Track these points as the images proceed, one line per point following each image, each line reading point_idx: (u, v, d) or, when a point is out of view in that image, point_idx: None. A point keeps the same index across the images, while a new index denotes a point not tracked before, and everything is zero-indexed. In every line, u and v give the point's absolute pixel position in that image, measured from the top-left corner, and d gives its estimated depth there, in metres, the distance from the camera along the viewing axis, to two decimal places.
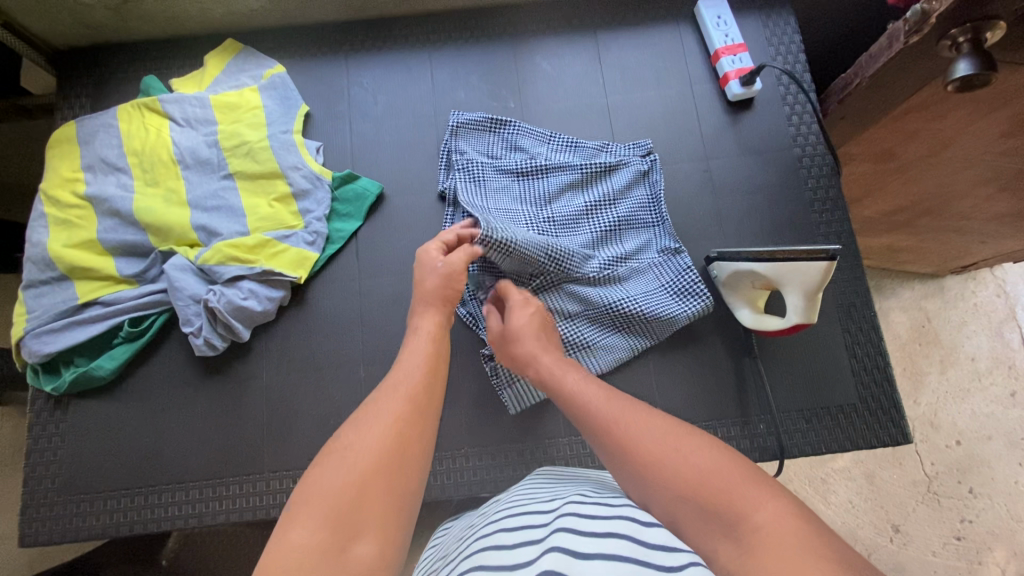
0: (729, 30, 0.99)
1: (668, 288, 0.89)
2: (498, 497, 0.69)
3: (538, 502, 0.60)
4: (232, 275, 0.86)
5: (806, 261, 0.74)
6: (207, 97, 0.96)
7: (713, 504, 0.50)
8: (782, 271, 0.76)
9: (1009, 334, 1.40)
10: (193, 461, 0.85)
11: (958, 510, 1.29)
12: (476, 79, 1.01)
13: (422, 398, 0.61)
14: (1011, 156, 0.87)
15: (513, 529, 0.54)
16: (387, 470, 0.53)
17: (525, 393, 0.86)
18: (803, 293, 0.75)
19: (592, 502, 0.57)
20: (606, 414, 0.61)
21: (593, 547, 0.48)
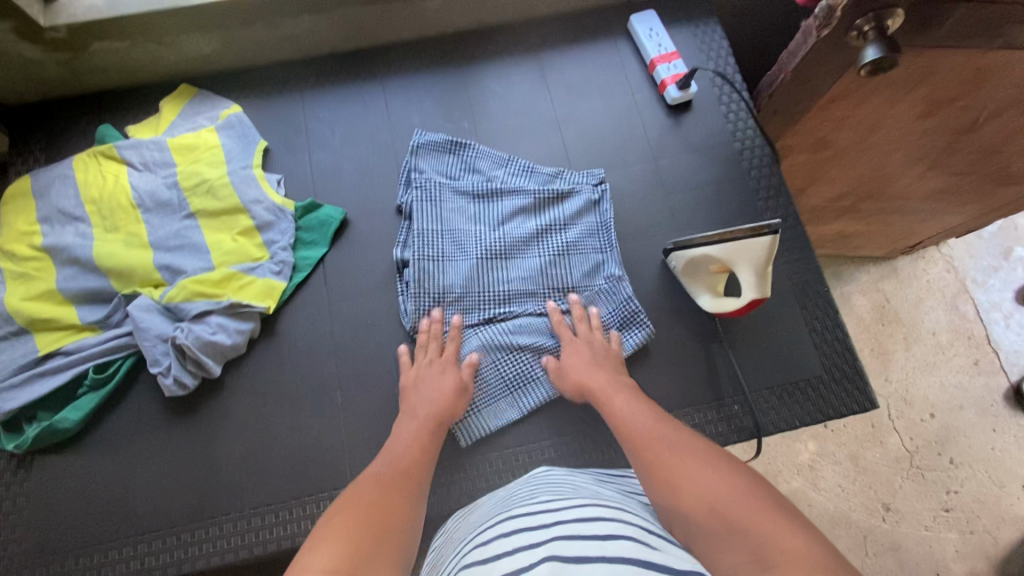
0: (661, 40, 1.07)
1: (611, 316, 0.91)
2: (501, 495, 0.71)
3: (535, 504, 0.60)
4: (199, 311, 0.85)
5: (751, 238, 0.78)
6: (165, 141, 0.97)
7: (738, 521, 0.50)
8: (732, 250, 0.80)
9: (963, 306, 1.47)
10: (170, 506, 0.83)
11: (943, 482, 1.33)
12: (430, 103, 1.05)
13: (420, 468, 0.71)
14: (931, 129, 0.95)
15: (512, 533, 0.54)
16: (400, 512, 0.60)
17: (474, 422, 0.85)
18: (754, 268, 0.79)
19: (590, 505, 0.57)
20: (653, 435, 0.67)
21: (594, 550, 0.48)
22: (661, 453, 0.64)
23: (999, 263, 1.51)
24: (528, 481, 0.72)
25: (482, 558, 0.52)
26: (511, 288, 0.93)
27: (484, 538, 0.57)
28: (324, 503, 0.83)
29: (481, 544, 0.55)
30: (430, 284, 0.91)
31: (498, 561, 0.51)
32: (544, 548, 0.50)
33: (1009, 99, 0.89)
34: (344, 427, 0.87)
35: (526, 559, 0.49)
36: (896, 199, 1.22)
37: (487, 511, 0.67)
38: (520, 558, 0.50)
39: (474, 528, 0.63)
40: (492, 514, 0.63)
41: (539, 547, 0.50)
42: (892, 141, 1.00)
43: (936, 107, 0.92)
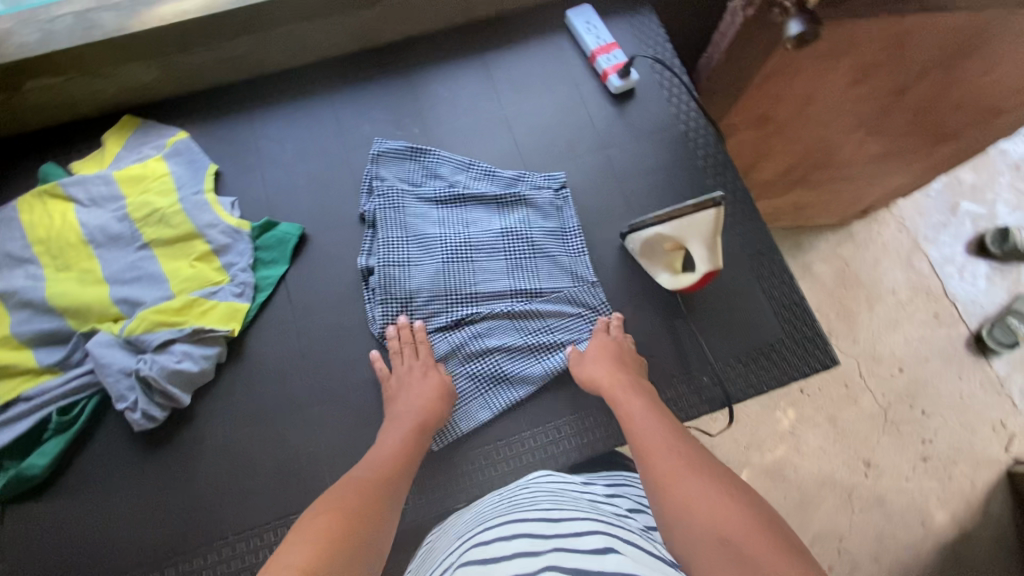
0: (599, 32, 1.09)
1: (582, 313, 0.93)
2: (494, 500, 0.72)
3: (535, 512, 0.62)
4: (162, 341, 0.84)
5: (695, 213, 0.82)
6: (111, 174, 0.96)
7: (745, 551, 0.51)
8: (680, 227, 0.85)
9: (918, 263, 1.54)
10: (150, 542, 0.81)
11: (918, 433, 1.38)
12: (379, 112, 1.05)
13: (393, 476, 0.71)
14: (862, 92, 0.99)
15: (512, 537, 0.56)
16: (374, 521, 0.61)
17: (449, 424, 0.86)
18: (704, 241, 0.83)
19: (588, 518, 0.59)
20: (665, 447, 0.67)
21: (593, 564, 0.50)
22: (672, 467, 0.64)
23: (947, 218, 1.58)
24: (520, 488, 0.74)
25: (479, 559, 0.54)
26: (479, 290, 0.93)
27: (481, 538, 0.59)
28: None
29: (478, 544, 0.57)
30: (396, 289, 0.91)
31: (496, 564, 0.52)
32: (544, 557, 0.52)
33: (929, 61, 0.95)
34: (324, 443, 0.86)
35: (526, 564, 0.51)
36: (843, 166, 1.27)
37: (480, 515, 0.68)
38: (520, 562, 0.52)
39: (467, 529, 0.65)
40: (487, 518, 0.65)
41: (538, 555, 0.52)
42: (828, 109, 1.04)
43: (864, 75, 0.96)
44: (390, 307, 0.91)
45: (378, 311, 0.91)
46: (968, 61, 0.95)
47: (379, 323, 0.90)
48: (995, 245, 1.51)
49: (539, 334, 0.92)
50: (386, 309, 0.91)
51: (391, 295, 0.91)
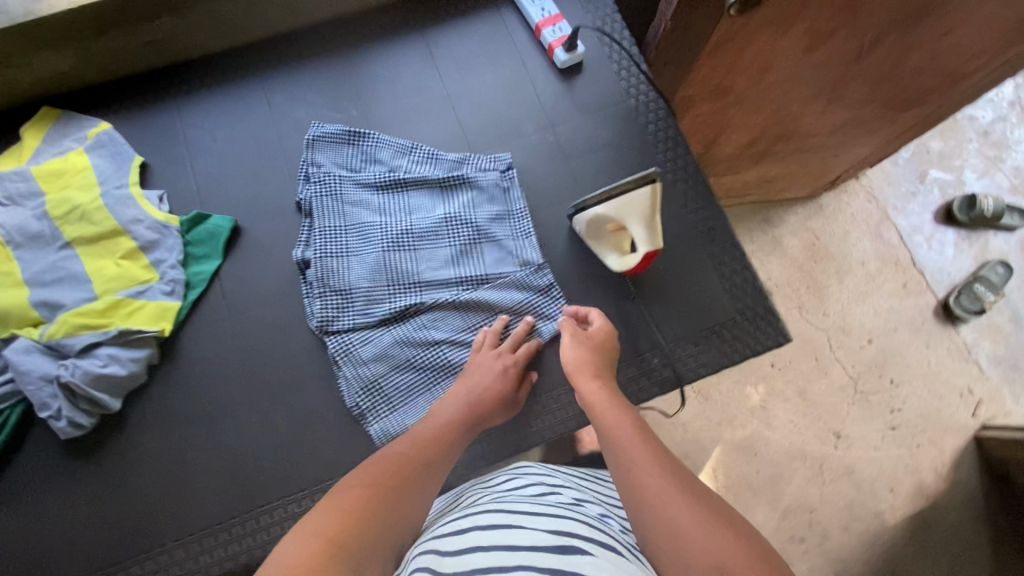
0: (544, 4, 1.04)
1: (531, 299, 0.90)
2: (487, 486, 0.71)
3: (524, 503, 0.61)
4: (85, 344, 0.80)
5: (636, 189, 0.84)
6: (29, 170, 0.90)
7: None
8: (621, 206, 0.85)
9: (887, 233, 1.53)
10: (84, 552, 0.78)
11: (887, 403, 1.39)
12: (316, 95, 1.00)
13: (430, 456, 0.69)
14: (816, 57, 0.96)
15: (492, 528, 0.55)
16: (398, 505, 0.60)
17: (389, 421, 0.84)
18: (643, 220, 0.85)
19: (576, 518, 0.58)
20: (649, 463, 0.61)
21: (571, 567, 0.49)
22: (660, 488, 0.58)
23: (915, 188, 1.56)
24: (507, 474, 0.73)
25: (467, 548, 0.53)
26: (423, 280, 0.90)
27: (461, 527, 0.58)
28: (250, 522, 0.80)
29: (459, 531, 0.57)
30: (334, 281, 0.88)
31: (474, 554, 0.52)
32: (520, 554, 0.51)
33: (884, 24, 0.91)
34: (264, 442, 0.83)
35: (502, 559, 0.51)
36: (806, 137, 1.25)
37: (470, 498, 0.68)
38: (498, 556, 0.51)
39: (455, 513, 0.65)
40: (475, 505, 0.65)
41: (515, 551, 0.51)
42: (783, 78, 1.01)
43: (818, 41, 0.93)
44: (328, 301, 0.87)
45: (315, 303, 0.87)
46: (922, 24, 0.92)
47: (316, 317, 0.87)
48: (963, 213, 1.50)
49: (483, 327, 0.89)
50: (324, 302, 0.87)
51: (328, 287, 0.88)
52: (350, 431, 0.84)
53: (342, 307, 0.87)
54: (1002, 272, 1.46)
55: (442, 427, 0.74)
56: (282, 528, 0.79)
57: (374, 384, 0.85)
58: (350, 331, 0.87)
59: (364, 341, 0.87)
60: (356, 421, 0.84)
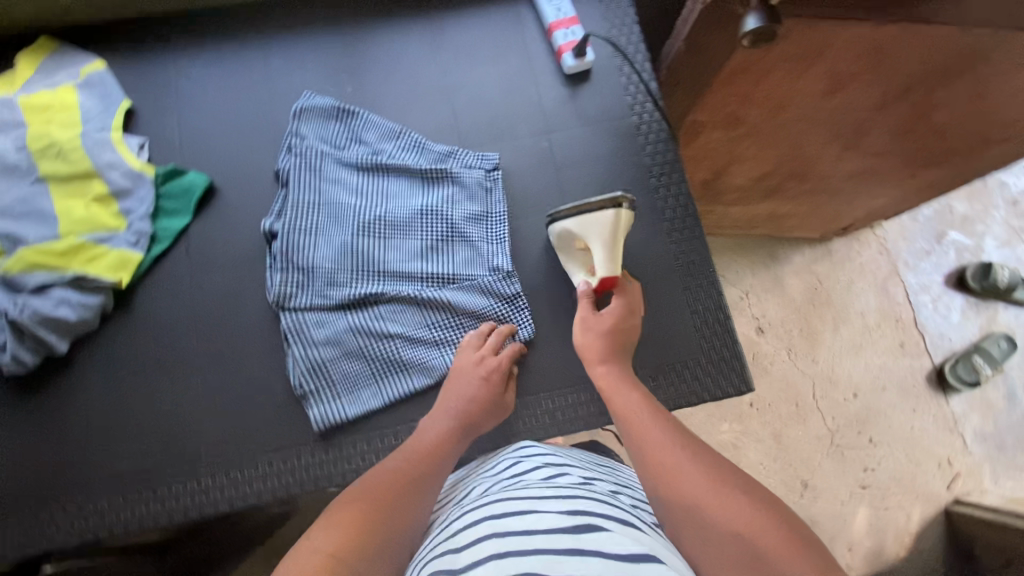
0: (560, 4, 1.01)
1: (494, 306, 0.88)
2: (486, 478, 0.69)
3: (532, 487, 0.60)
4: (39, 283, 0.79)
5: (603, 210, 0.82)
6: (14, 98, 0.88)
7: (763, 554, 0.48)
8: (585, 224, 0.83)
9: (893, 289, 1.47)
10: (13, 486, 0.79)
11: (861, 460, 1.35)
12: (314, 65, 0.98)
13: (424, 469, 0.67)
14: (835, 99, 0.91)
15: (504, 516, 0.54)
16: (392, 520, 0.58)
17: (330, 408, 0.82)
18: (604, 243, 0.82)
19: (587, 497, 0.57)
20: (662, 441, 0.62)
21: (591, 544, 0.48)
22: (677, 462, 0.59)
23: (931, 246, 1.50)
24: (511, 457, 0.72)
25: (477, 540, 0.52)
26: (388, 269, 0.88)
27: (470, 520, 0.57)
28: (176, 485, 0.80)
29: (470, 524, 0.55)
30: (298, 258, 0.86)
31: (488, 543, 0.51)
32: (538, 536, 0.50)
33: (908, 78, 0.86)
34: (203, 408, 0.83)
35: (519, 543, 0.49)
36: (820, 179, 1.20)
37: (474, 490, 0.67)
38: (515, 541, 0.50)
39: (460, 507, 0.64)
40: (483, 494, 0.63)
41: (531, 535, 0.50)
42: (797, 117, 0.97)
43: (839, 85, 0.88)
44: (288, 276, 0.85)
45: (275, 277, 0.86)
46: (949, 83, 0.87)
47: (273, 291, 0.85)
48: (976, 281, 1.45)
49: (441, 327, 0.87)
50: (284, 276, 0.85)
51: (291, 263, 0.86)
52: (292, 409, 0.83)
53: (301, 285, 0.86)
54: (1005, 346, 1.40)
55: (432, 439, 0.71)
56: (206, 496, 0.79)
57: (321, 367, 0.83)
58: (306, 310, 0.85)
59: (318, 323, 0.85)
60: (299, 401, 0.83)
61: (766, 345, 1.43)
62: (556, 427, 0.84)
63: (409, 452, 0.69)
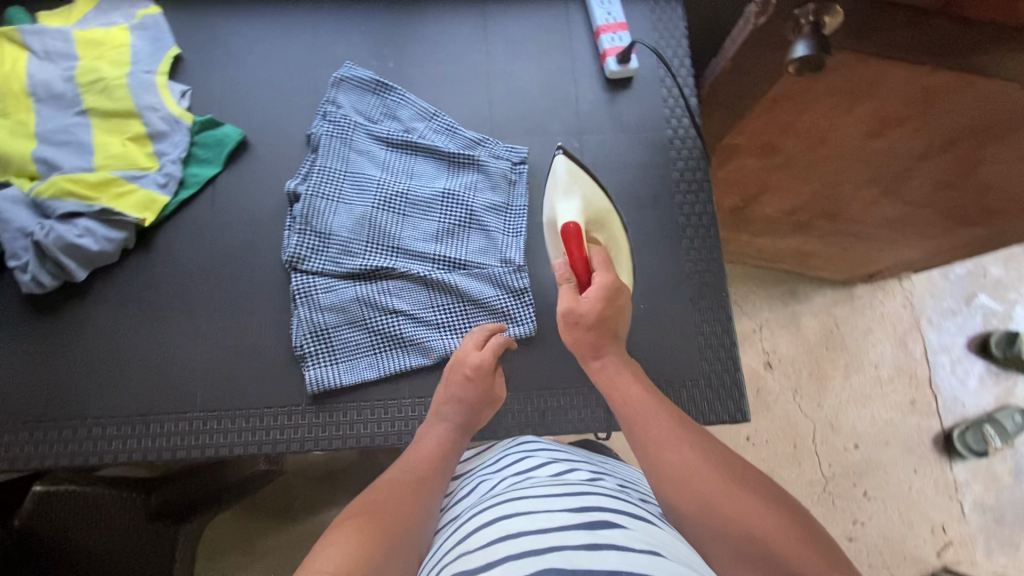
0: (612, 8, 1.00)
1: (501, 298, 0.88)
2: (490, 475, 0.69)
3: (540, 484, 0.60)
4: (67, 211, 0.82)
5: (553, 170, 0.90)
6: (71, 31, 0.92)
7: (776, 553, 0.51)
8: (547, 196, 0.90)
9: (912, 344, 1.43)
10: (16, 402, 0.82)
11: (852, 512, 1.32)
12: (361, 37, 0.99)
13: (428, 476, 0.67)
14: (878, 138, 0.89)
15: (514, 515, 0.53)
16: (399, 531, 0.58)
17: (326, 373, 0.83)
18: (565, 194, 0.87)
19: (596, 492, 0.58)
20: (670, 435, 0.62)
21: (606, 539, 0.49)
22: (686, 458, 0.59)
23: (957, 307, 1.46)
24: (513, 454, 0.71)
25: (489, 540, 0.52)
26: (402, 246, 0.88)
27: (479, 520, 0.56)
28: (169, 424, 0.82)
29: (480, 525, 0.55)
30: (317, 222, 0.87)
31: (501, 542, 0.50)
32: (553, 534, 0.50)
33: (957, 129, 0.84)
34: (204, 354, 0.85)
35: (533, 541, 0.49)
36: (852, 222, 1.18)
37: (478, 491, 0.66)
38: (530, 539, 0.49)
39: (465, 510, 0.63)
40: (490, 493, 0.62)
41: (546, 533, 0.50)
42: (835, 153, 0.95)
43: (885, 126, 0.86)
44: (305, 239, 0.87)
45: (292, 238, 0.87)
46: (999, 140, 0.84)
47: (287, 252, 0.86)
48: (999, 348, 1.40)
49: (446, 311, 0.87)
50: (301, 239, 0.87)
51: (309, 226, 0.87)
52: (290, 369, 0.85)
53: (316, 249, 0.87)
54: (1020, 420, 1.35)
55: (434, 448, 0.71)
56: (196, 439, 0.81)
57: (324, 332, 0.84)
58: (317, 274, 0.86)
59: (327, 288, 0.86)
60: (297, 362, 0.85)
61: (772, 381, 1.40)
62: (543, 427, 0.84)
63: (413, 459, 0.69)
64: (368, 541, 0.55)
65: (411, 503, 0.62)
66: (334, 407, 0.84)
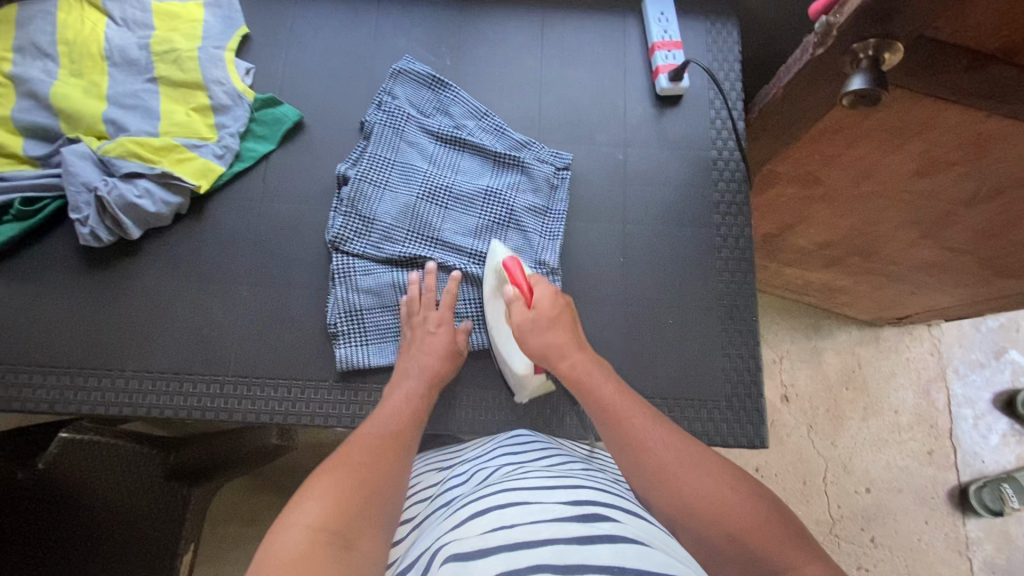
0: (669, 27, 1.01)
1: None
2: (479, 464, 0.70)
3: (535, 478, 0.60)
4: (130, 171, 0.86)
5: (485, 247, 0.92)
6: (149, 3, 0.97)
7: (754, 550, 0.55)
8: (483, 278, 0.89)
9: (935, 393, 1.41)
10: (61, 348, 0.86)
11: (856, 557, 1.30)
12: (420, 33, 1.02)
13: (405, 434, 0.71)
14: (925, 178, 0.88)
15: (510, 506, 0.54)
16: (376, 484, 0.62)
17: (356, 352, 0.86)
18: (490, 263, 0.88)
19: (590, 488, 0.58)
20: (648, 438, 0.65)
21: (601, 533, 0.50)
22: (663, 460, 0.63)
23: (986, 360, 1.43)
24: (510, 448, 0.72)
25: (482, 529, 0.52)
26: (441, 238, 0.91)
27: (474, 508, 0.56)
28: (201, 385, 0.85)
29: (474, 513, 0.55)
30: (363, 207, 0.90)
31: (496, 533, 0.51)
32: (547, 526, 0.50)
33: (1008, 178, 0.83)
34: (242, 322, 0.88)
35: (528, 533, 0.49)
36: (886, 261, 1.17)
37: (472, 480, 0.66)
38: (524, 531, 0.50)
39: (458, 498, 0.63)
40: (484, 482, 0.63)
41: (541, 524, 0.51)
42: (878, 191, 0.95)
43: (932, 168, 0.86)
44: (349, 222, 0.89)
45: (337, 220, 0.90)
46: None
47: (331, 232, 0.89)
48: None
49: (476, 305, 0.89)
50: (346, 221, 0.89)
51: (355, 209, 0.90)
52: (321, 345, 0.87)
53: (359, 233, 0.89)
54: None
55: (402, 402, 0.76)
56: (225, 402, 0.84)
57: (357, 313, 0.87)
58: (358, 257, 0.89)
59: (366, 271, 0.89)
60: (328, 339, 0.87)
61: (788, 414, 1.39)
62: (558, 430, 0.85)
63: (389, 418, 0.72)
64: (343, 493, 0.59)
65: (388, 458, 0.66)
66: (359, 387, 0.86)
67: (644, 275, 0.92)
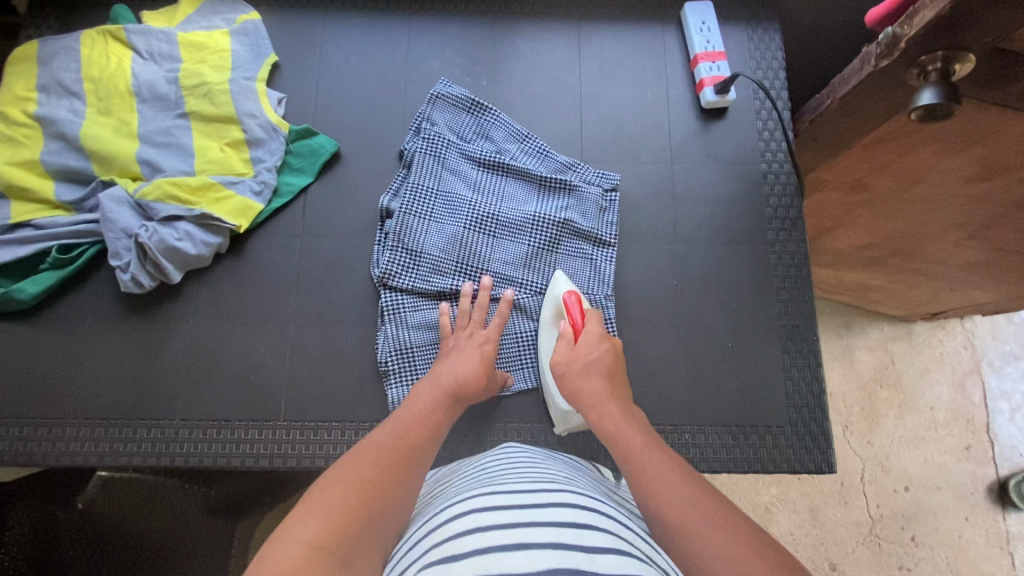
0: (711, 36, 0.98)
1: None
2: (460, 477, 0.64)
3: (514, 480, 0.53)
4: (169, 215, 0.83)
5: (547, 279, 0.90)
6: (175, 34, 0.94)
7: None
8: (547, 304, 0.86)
9: (970, 388, 1.38)
10: (104, 398, 0.83)
11: (897, 556, 1.27)
12: (452, 52, 0.98)
13: (424, 443, 0.60)
14: (981, 183, 0.85)
15: (487, 508, 0.47)
16: (386, 499, 0.51)
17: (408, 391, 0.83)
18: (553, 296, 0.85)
19: (569, 491, 0.51)
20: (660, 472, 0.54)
21: (578, 540, 0.43)
22: (671, 495, 0.51)
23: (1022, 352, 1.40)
24: (493, 457, 0.66)
25: (447, 534, 0.45)
26: (490, 269, 0.88)
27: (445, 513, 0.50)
28: (253, 432, 0.83)
29: (447, 517, 0.48)
30: (408, 240, 0.88)
31: (463, 537, 0.44)
32: (523, 529, 0.43)
33: None
34: (289, 362, 0.85)
35: (500, 536, 0.43)
36: (926, 261, 1.13)
37: (453, 489, 0.59)
38: (496, 534, 0.43)
39: (432, 508, 0.57)
40: (458, 491, 0.56)
41: (519, 528, 0.44)
42: (931, 198, 0.92)
43: (989, 173, 0.82)
44: (394, 256, 0.87)
45: (382, 254, 0.87)
46: None
47: (377, 269, 0.87)
48: None
49: (530, 337, 0.87)
50: (391, 256, 0.87)
51: (399, 242, 0.87)
52: (371, 383, 0.85)
53: (405, 267, 0.87)
54: None
55: (423, 411, 0.64)
56: (281, 448, 0.82)
57: (408, 350, 0.84)
58: (405, 291, 0.86)
59: (415, 307, 0.86)
60: (379, 378, 0.85)
61: None
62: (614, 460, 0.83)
63: (406, 426, 0.61)
64: (350, 505, 0.49)
65: (404, 471, 0.55)
66: None
67: (697, 296, 0.90)
